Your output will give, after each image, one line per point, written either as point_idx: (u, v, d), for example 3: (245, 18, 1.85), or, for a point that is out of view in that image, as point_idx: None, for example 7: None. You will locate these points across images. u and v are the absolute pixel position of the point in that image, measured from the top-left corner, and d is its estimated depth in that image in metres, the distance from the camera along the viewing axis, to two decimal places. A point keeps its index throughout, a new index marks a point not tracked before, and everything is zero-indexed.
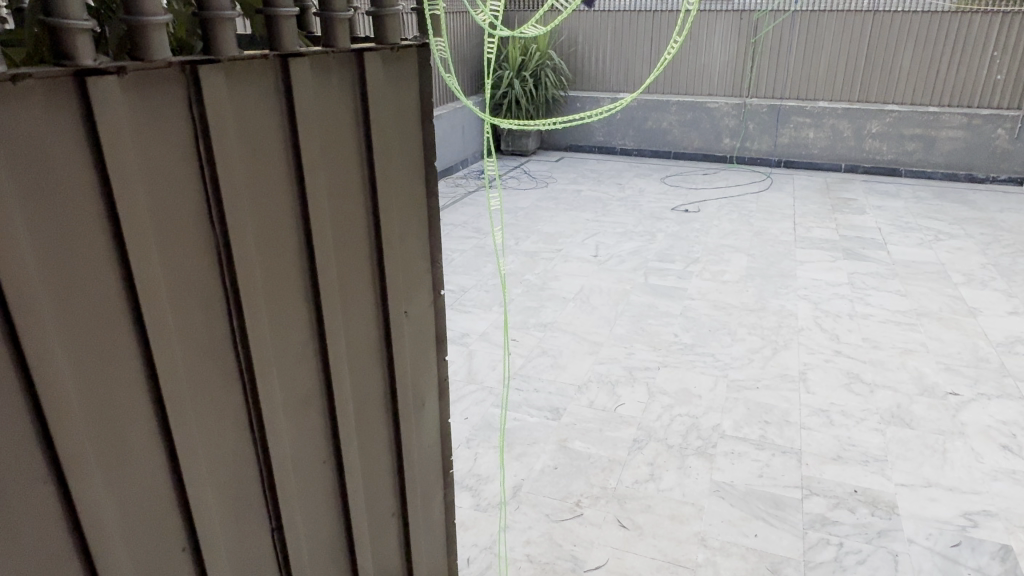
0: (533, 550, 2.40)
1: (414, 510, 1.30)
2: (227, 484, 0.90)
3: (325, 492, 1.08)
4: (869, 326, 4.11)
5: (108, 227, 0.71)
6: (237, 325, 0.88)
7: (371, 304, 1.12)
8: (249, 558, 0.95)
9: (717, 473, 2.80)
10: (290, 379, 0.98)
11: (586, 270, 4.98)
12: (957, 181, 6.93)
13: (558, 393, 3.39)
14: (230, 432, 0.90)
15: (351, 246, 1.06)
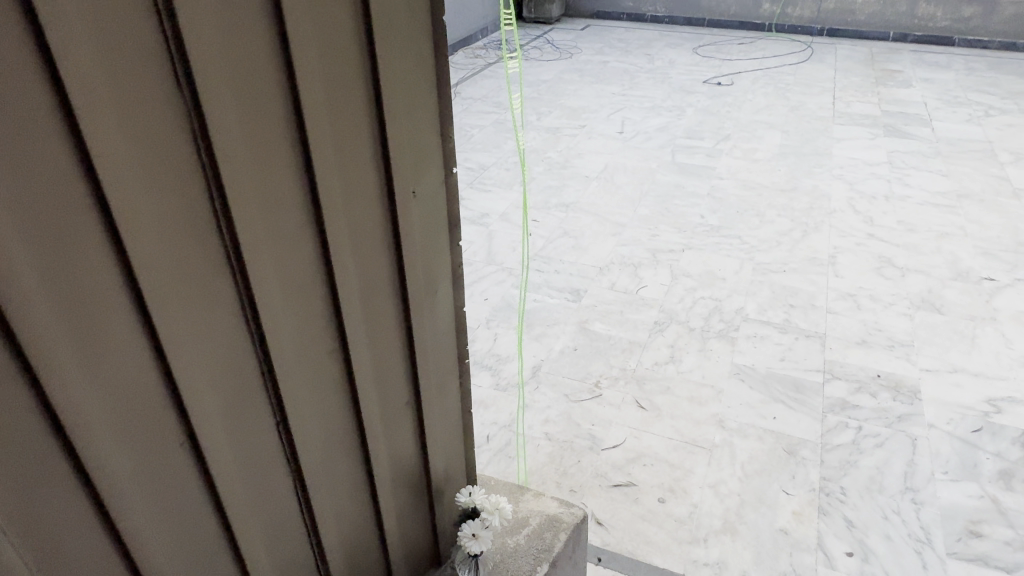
0: (551, 428, 2.43)
1: (447, 427, 1.18)
2: (227, 387, 0.79)
3: (343, 412, 0.97)
4: (906, 208, 3.94)
5: (48, 83, 0.56)
6: (219, 204, 0.74)
7: (376, 177, 0.95)
8: (261, 468, 0.85)
9: (738, 356, 2.78)
10: (287, 265, 0.84)
11: (611, 147, 4.78)
12: (1015, 52, 6.41)
13: (579, 275, 3.33)
14: (225, 329, 0.77)
15: (350, 106, 0.89)
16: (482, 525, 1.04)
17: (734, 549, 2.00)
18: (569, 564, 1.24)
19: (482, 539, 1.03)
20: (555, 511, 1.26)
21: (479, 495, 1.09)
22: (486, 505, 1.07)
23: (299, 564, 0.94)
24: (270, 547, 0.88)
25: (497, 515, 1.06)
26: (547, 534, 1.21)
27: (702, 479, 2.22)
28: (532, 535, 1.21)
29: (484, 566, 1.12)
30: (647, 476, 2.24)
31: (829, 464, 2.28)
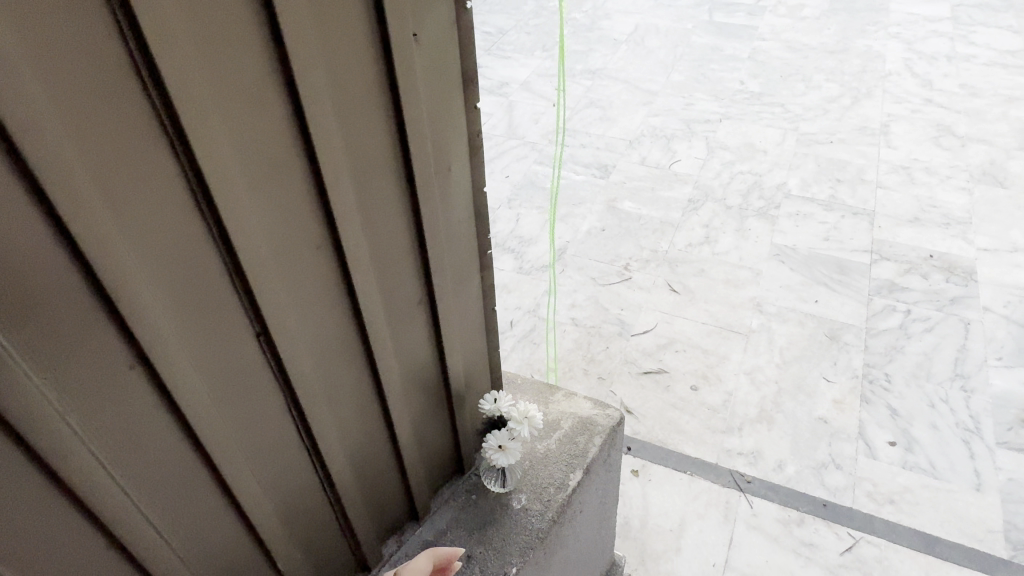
0: (578, 314, 2.31)
1: (469, 329, 1.00)
2: (188, 304, 0.59)
3: (342, 329, 0.77)
4: (970, 70, 3.56)
5: None
6: (138, 54, 0.49)
7: (367, 10, 0.65)
8: (245, 393, 0.68)
9: (778, 236, 2.59)
10: (251, 139, 0.59)
11: (642, 5, 4.34)
12: None
13: (607, 149, 3.09)
14: (173, 232, 0.56)
15: None
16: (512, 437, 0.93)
17: (769, 439, 1.92)
18: (604, 468, 1.14)
19: (511, 452, 0.92)
20: (587, 412, 1.14)
21: (504, 402, 0.96)
22: (515, 414, 0.94)
23: (302, 495, 0.80)
24: (266, 480, 0.74)
25: (526, 426, 0.94)
26: (580, 438, 1.10)
27: (738, 365, 2.12)
28: (563, 439, 1.10)
29: (512, 474, 1.02)
30: (679, 363, 2.13)
31: (873, 350, 2.15)
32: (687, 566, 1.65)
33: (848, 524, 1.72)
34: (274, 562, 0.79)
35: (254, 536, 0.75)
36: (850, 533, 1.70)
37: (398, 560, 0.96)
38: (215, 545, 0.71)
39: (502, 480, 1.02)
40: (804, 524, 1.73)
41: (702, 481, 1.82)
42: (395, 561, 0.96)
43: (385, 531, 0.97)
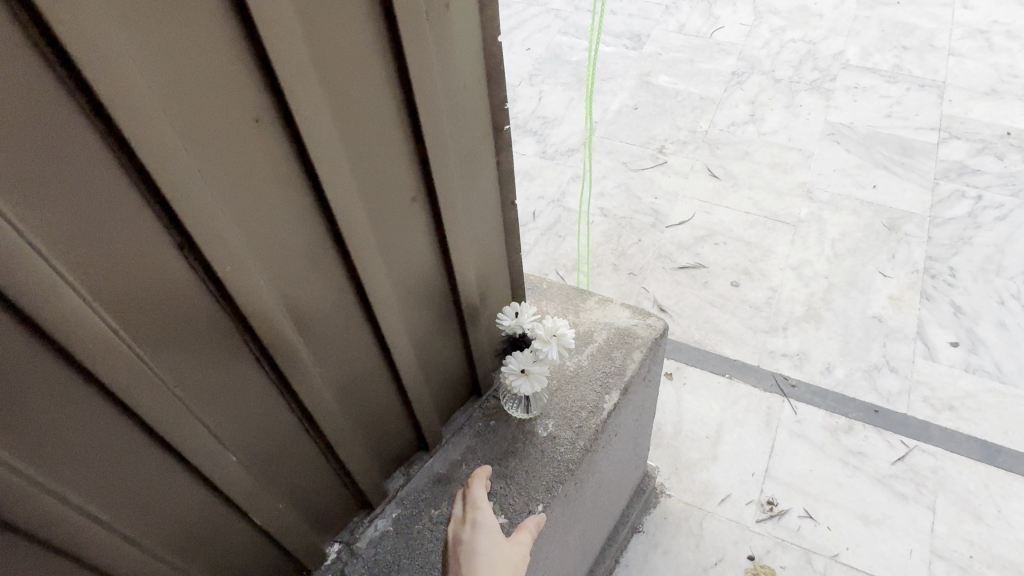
0: (607, 203, 2.10)
1: (480, 223, 0.81)
2: (65, 217, 0.42)
3: (303, 227, 0.59)
4: None
5: None
6: None
7: None
8: (176, 324, 0.52)
9: (833, 113, 2.30)
10: None
11: None
12: None
13: (641, 16, 2.75)
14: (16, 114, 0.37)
15: None
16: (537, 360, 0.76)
17: (817, 339, 1.75)
18: (644, 386, 0.98)
19: (539, 379, 0.76)
20: (625, 322, 0.98)
21: (530, 315, 0.79)
22: (541, 334, 0.76)
23: (267, 428, 0.66)
24: (216, 418, 0.60)
25: (555, 347, 0.76)
26: (616, 351, 0.94)
27: (784, 260, 1.92)
28: (598, 354, 0.94)
29: (539, 397, 0.87)
30: (719, 257, 1.94)
31: (938, 241, 1.93)
32: (725, 476, 1.54)
33: (901, 431, 1.58)
34: (241, 509, 0.67)
35: (206, 484, 0.62)
36: (903, 441, 1.57)
37: (405, 496, 0.84)
38: (152, 500, 0.58)
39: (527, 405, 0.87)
40: (852, 431, 1.59)
41: (741, 385, 1.68)
42: (401, 498, 0.84)
43: (383, 458, 0.84)
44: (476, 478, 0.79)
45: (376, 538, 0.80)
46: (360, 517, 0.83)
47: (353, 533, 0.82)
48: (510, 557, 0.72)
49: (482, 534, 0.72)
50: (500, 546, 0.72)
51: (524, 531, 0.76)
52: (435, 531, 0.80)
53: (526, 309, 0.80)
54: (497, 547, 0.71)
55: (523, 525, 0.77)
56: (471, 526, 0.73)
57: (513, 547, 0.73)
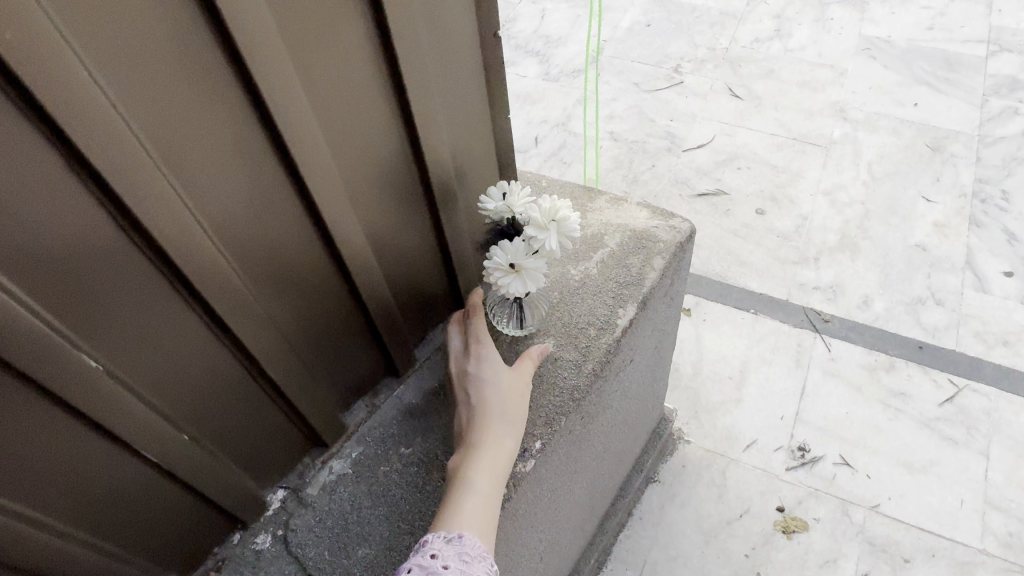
0: (617, 127, 1.90)
1: (452, 70, 0.62)
2: None
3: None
4: None
5: None
6: None
7: None
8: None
9: (869, 26, 2.08)
10: None
11: None
12: None
13: None
14: None
15: None
16: (530, 252, 0.59)
17: (854, 271, 1.57)
18: (665, 304, 0.81)
19: (534, 279, 0.60)
20: (643, 223, 0.80)
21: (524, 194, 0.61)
22: (534, 218, 0.59)
23: (134, 307, 0.48)
24: (30, 278, 0.42)
25: (554, 235, 0.58)
26: (630, 258, 0.76)
27: (815, 185, 1.72)
28: (611, 261, 0.76)
29: (537, 310, 0.70)
30: (742, 182, 1.75)
31: (987, 163, 1.73)
32: (751, 420, 1.38)
33: (949, 370, 1.41)
34: (92, 422, 0.49)
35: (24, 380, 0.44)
36: (952, 380, 1.39)
37: (367, 433, 0.69)
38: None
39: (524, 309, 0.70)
40: (894, 369, 1.42)
41: (768, 320, 1.51)
42: (362, 436, 0.69)
43: (323, 371, 0.67)
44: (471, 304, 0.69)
45: (330, 484, 0.66)
46: (312, 458, 0.69)
47: (303, 477, 0.68)
48: (517, 385, 0.63)
49: (484, 361, 0.63)
50: (506, 374, 0.64)
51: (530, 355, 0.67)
52: (402, 475, 0.65)
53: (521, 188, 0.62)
54: (500, 374, 0.63)
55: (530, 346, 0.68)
56: (471, 354, 0.65)
57: (519, 375, 0.64)
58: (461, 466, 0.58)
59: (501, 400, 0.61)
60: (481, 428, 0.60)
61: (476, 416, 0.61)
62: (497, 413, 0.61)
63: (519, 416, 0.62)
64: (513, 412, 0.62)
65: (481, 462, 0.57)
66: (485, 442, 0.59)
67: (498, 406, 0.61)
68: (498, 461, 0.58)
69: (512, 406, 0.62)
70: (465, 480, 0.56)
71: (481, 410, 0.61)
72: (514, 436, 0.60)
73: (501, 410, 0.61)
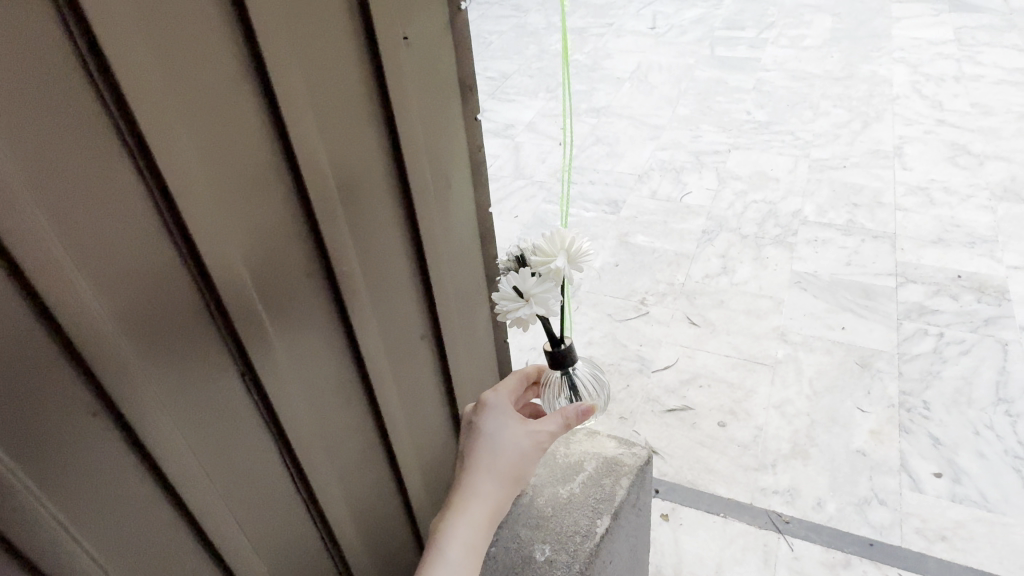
0: (596, 353, 2.24)
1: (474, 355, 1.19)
2: (167, 357, 0.69)
3: (314, 336, 0.87)
4: (979, 90, 3.54)
5: None
6: (131, 139, 0.61)
7: (373, 140, 0.85)
8: (233, 441, 0.80)
9: (798, 263, 2.51)
10: (255, 232, 0.75)
11: (643, 45, 4.46)
12: None
13: (616, 184, 3.07)
14: (167, 297, 0.68)
15: (328, 42, 0.75)
16: (541, 283, 0.88)
17: (806, 475, 1.81)
18: (634, 514, 1.05)
19: (548, 302, 0.88)
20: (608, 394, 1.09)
21: (548, 236, 0.91)
22: (541, 252, 0.88)
23: (263, 483, 0.87)
24: (216, 465, 0.79)
25: (558, 260, 0.87)
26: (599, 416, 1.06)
27: (766, 399, 2.02)
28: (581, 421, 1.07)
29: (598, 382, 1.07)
30: (705, 398, 2.04)
31: (908, 376, 2.05)
32: None
33: (898, 563, 1.60)
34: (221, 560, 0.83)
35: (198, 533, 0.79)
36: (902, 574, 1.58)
37: None
38: (150, 535, 0.74)
39: (590, 374, 1.02)
40: (850, 565, 1.61)
41: (737, 523, 1.71)
42: None
43: (359, 535, 1.06)
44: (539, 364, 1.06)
45: None
46: None
47: None
48: (522, 446, 0.89)
49: (490, 419, 0.91)
50: (523, 439, 0.90)
51: (553, 422, 0.92)
52: None
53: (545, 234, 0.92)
54: (499, 430, 0.90)
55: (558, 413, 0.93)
56: (483, 410, 0.93)
57: (517, 427, 0.90)
58: (458, 499, 0.85)
59: (495, 449, 0.88)
60: (488, 480, 0.86)
61: (473, 461, 0.88)
62: (502, 472, 0.87)
63: (506, 463, 0.88)
64: (516, 472, 0.88)
65: (466, 501, 0.85)
66: (471, 482, 0.86)
67: (488, 454, 0.88)
68: (491, 510, 0.85)
69: (501, 455, 0.88)
70: (454, 513, 0.84)
71: (493, 465, 0.87)
72: (496, 479, 0.87)
73: (506, 470, 0.88)
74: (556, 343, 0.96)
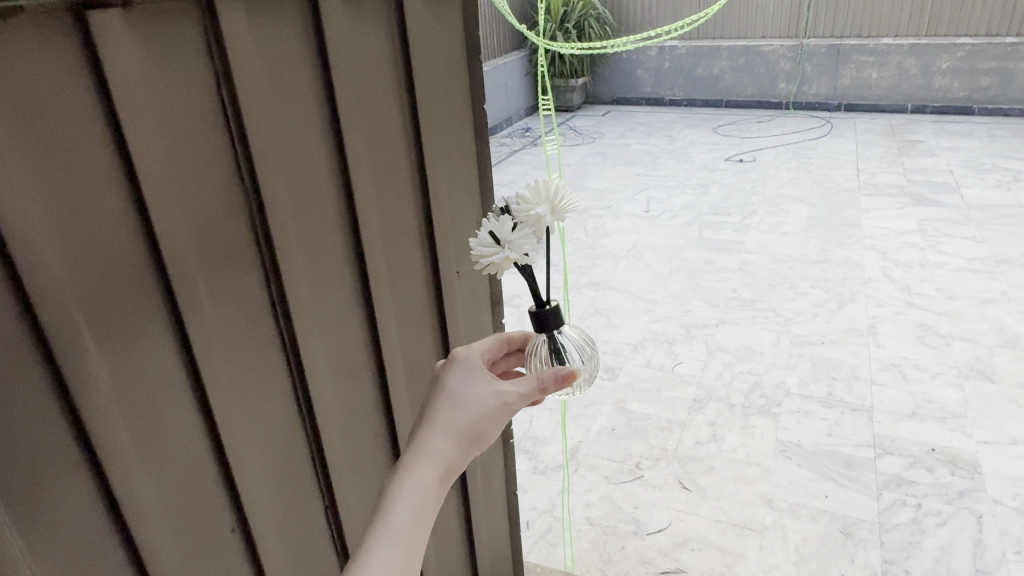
0: (593, 513, 2.36)
1: (489, 496, 1.43)
2: (278, 467, 0.94)
3: (374, 463, 1.14)
4: (943, 275, 3.90)
5: (143, 233, 0.72)
6: (279, 308, 0.91)
7: (425, 317, 1.20)
8: (307, 540, 1.02)
9: (783, 432, 2.69)
10: (347, 381, 1.05)
11: (638, 226, 4.93)
12: (1013, 118, 6.81)
13: (613, 353, 3.32)
14: (284, 422, 0.95)
15: (405, 256, 1.13)
16: (520, 231, 0.90)
17: None
18: None
19: (524, 251, 0.90)
20: (598, 365, 1.06)
21: (535, 187, 0.94)
22: (523, 205, 0.92)
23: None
24: (293, 562, 1.00)
25: (537, 212, 0.91)
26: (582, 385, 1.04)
27: (755, 563, 2.12)
28: (563, 390, 1.04)
29: (585, 351, 1.03)
30: (696, 561, 2.14)
31: (890, 546, 2.16)
32: None
33: None
34: None
35: None
36: None
37: None
38: None
39: (578, 343, 1.03)
40: None
41: None
42: None
43: None
44: (526, 332, 1.02)
45: None
46: None
47: None
48: (486, 403, 0.79)
49: (453, 376, 0.81)
50: (488, 398, 0.80)
51: (526, 382, 0.82)
52: None
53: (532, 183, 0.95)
54: (461, 386, 0.80)
55: (534, 373, 0.83)
56: (450, 366, 0.83)
57: (480, 385, 0.81)
58: (405, 462, 0.75)
59: (452, 407, 0.78)
60: (440, 439, 0.76)
61: (426, 420, 0.78)
62: (458, 431, 0.77)
63: (463, 422, 0.77)
64: (476, 433, 0.78)
65: (412, 465, 0.74)
66: (421, 443, 0.76)
67: (445, 413, 0.78)
68: (441, 472, 0.75)
69: (459, 413, 0.78)
70: (399, 477, 0.74)
71: (448, 422, 0.77)
72: (450, 441, 0.76)
73: (464, 430, 0.77)
74: (540, 303, 0.99)
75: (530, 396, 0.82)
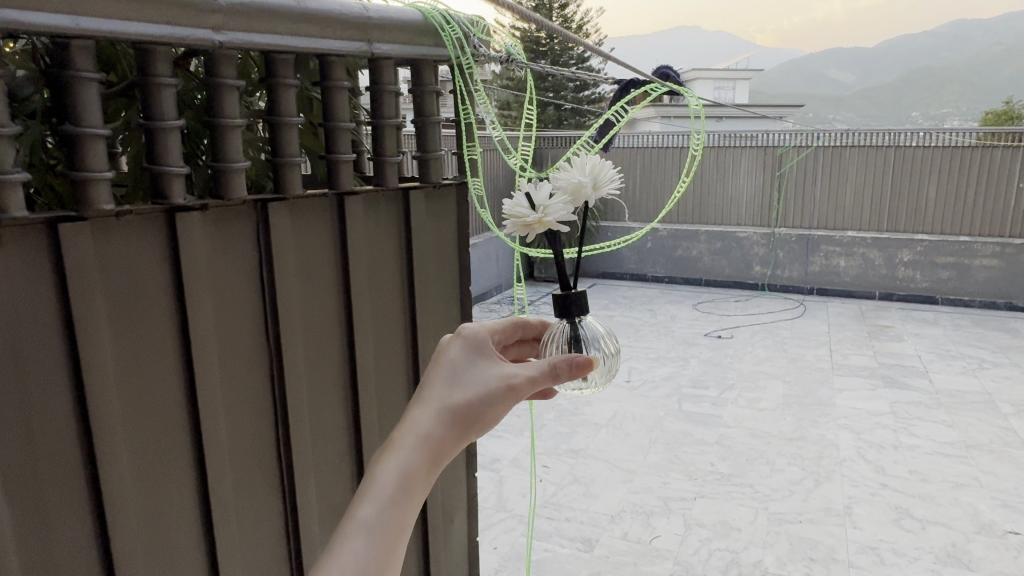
0: None
1: None
2: None
3: None
4: (916, 458, 3.97)
5: (181, 366, 0.87)
6: (282, 439, 1.02)
7: None
8: None
9: None
10: (331, 513, 1.12)
11: (618, 396, 5.04)
12: (974, 309, 7.20)
13: (590, 522, 3.30)
14: (271, 545, 1.02)
15: (394, 403, 1.24)
16: (557, 199, 1.03)
17: None
18: None
19: (558, 215, 1.01)
20: (617, 364, 1.11)
21: (577, 164, 1.09)
22: (565, 182, 1.06)
23: None
24: None
25: (574, 188, 1.05)
26: (599, 380, 1.09)
27: None
28: (577, 384, 1.09)
29: (605, 346, 1.09)
30: None
31: None
32: None
33: None
34: None
35: None
36: None
37: None
38: None
39: (598, 341, 1.08)
40: None
41: None
42: None
43: None
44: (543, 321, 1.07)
45: None
46: None
47: None
48: (486, 383, 0.73)
49: (450, 360, 0.76)
50: (492, 378, 0.74)
51: (534, 368, 0.76)
52: None
53: (575, 162, 1.10)
54: (460, 370, 0.75)
55: (546, 360, 0.78)
56: (448, 351, 0.78)
57: (480, 368, 0.75)
58: (389, 443, 0.67)
59: (446, 388, 0.73)
60: (433, 415, 0.69)
61: (417, 399, 0.72)
62: (450, 410, 0.70)
63: (458, 399, 0.71)
64: (471, 414, 0.71)
65: (395, 444, 0.67)
66: (407, 422, 0.69)
67: (438, 393, 0.72)
68: (432, 451, 0.67)
69: (453, 393, 0.72)
70: (382, 457, 0.66)
71: (444, 398, 0.71)
72: (440, 421, 0.69)
73: (461, 409, 0.70)
74: (567, 286, 1.09)
75: (539, 378, 0.76)
